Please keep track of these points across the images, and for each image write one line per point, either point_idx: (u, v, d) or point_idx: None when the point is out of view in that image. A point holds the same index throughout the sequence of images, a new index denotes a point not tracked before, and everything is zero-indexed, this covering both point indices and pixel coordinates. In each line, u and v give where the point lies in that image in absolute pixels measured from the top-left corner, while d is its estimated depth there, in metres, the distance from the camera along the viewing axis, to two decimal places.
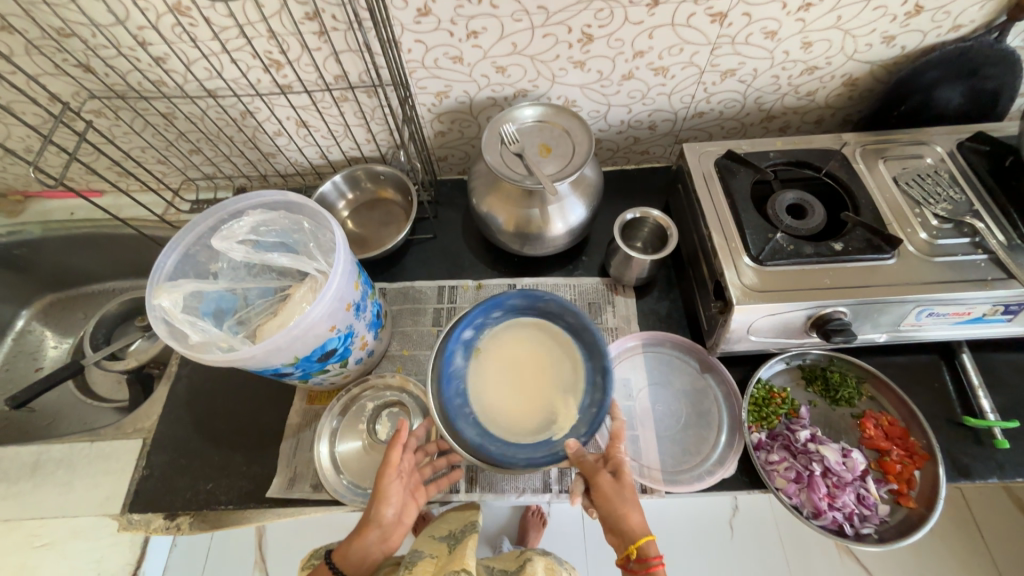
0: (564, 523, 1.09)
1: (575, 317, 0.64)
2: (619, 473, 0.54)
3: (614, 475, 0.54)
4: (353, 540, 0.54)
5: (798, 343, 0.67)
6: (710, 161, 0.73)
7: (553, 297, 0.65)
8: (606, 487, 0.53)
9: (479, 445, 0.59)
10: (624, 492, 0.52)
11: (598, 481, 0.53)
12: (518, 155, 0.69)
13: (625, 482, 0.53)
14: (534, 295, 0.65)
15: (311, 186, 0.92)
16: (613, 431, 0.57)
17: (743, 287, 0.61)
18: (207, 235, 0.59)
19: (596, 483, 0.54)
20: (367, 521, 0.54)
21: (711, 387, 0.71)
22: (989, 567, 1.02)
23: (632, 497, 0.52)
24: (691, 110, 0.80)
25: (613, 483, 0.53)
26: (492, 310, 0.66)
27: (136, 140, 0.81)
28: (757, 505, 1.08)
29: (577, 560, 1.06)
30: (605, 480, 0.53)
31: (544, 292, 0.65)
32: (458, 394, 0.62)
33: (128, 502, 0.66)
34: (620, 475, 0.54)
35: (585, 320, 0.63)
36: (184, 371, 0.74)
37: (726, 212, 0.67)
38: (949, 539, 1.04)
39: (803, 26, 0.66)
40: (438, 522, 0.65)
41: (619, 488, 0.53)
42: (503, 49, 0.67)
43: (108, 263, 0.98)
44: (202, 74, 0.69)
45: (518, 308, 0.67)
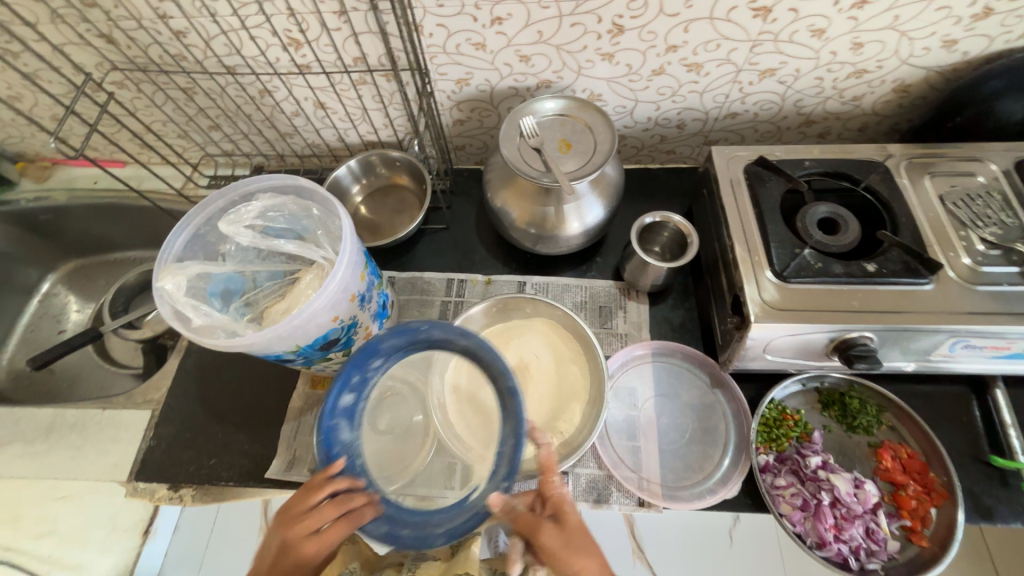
0: None
1: (465, 341, 0.56)
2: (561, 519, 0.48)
3: (559, 520, 0.48)
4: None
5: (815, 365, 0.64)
6: (740, 167, 0.69)
7: (435, 326, 0.56)
8: (553, 539, 0.47)
9: (391, 535, 0.50)
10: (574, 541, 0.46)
11: (543, 535, 0.47)
12: (536, 150, 0.67)
13: (571, 527, 0.47)
14: (410, 329, 0.57)
15: (327, 168, 0.91)
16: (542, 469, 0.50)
17: (762, 304, 0.58)
18: (217, 216, 0.59)
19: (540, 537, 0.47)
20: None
21: (720, 403, 0.68)
22: None
23: (580, 540, 0.47)
24: (724, 110, 0.75)
25: (562, 533, 0.47)
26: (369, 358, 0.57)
27: (157, 113, 0.81)
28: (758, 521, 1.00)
29: None
30: (551, 532, 0.47)
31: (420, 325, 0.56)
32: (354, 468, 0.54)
33: (135, 470, 0.68)
34: (564, 518, 0.48)
35: (476, 342, 0.55)
36: (193, 347, 0.76)
37: (752, 222, 0.64)
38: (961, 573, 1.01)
39: (855, 25, 0.61)
40: None
41: (567, 536, 0.47)
42: (528, 37, 0.64)
43: (129, 233, 1.00)
44: (221, 49, 0.68)
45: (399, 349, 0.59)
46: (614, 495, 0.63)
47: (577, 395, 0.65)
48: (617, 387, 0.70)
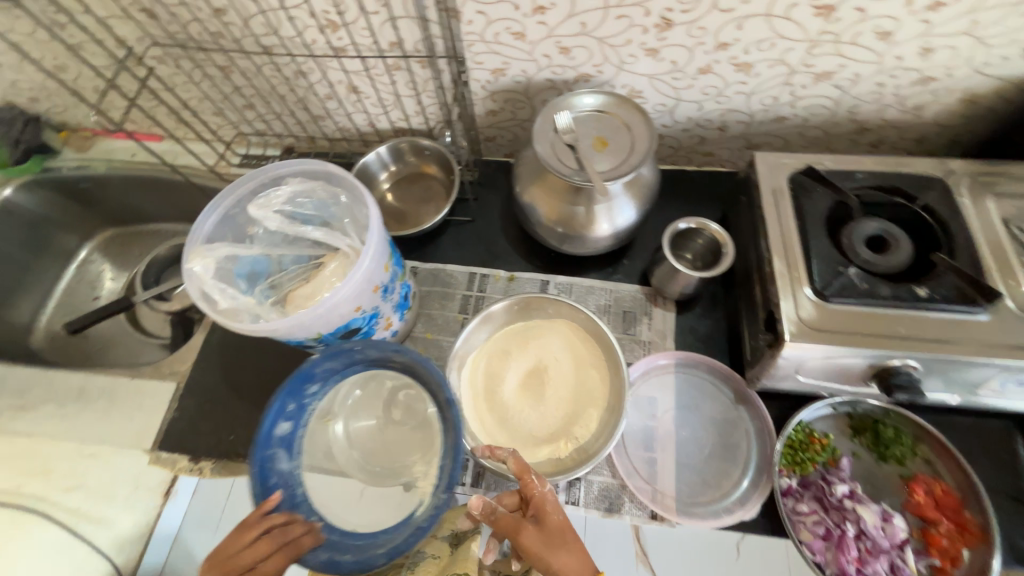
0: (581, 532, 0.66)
1: (400, 358, 0.58)
2: (540, 519, 0.49)
3: (540, 520, 0.49)
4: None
5: (840, 389, 0.62)
6: (784, 176, 0.65)
7: (370, 345, 0.58)
8: (534, 540, 0.47)
9: (332, 562, 0.53)
10: (551, 541, 0.47)
11: (521, 536, 0.47)
12: (570, 147, 0.65)
13: (553, 524, 0.48)
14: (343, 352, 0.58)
15: (356, 152, 0.91)
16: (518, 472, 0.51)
17: (799, 322, 0.55)
18: (247, 199, 0.59)
19: (519, 539, 0.47)
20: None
21: (743, 420, 0.66)
22: None
23: (561, 538, 0.48)
24: (771, 113, 0.71)
25: (544, 532, 0.48)
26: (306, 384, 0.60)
27: (194, 90, 0.82)
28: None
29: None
30: (533, 533, 0.48)
31: (349, 346, 0.58)
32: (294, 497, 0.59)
33: (159, 439, 0.70)
34: (544, 517, 0.49)
35: (410, 357, 0.57)
36: (219, 323, 0.77)
37: (794, 235, 0.60)
38: None
39: (926, 28, 0.56)
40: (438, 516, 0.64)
41: (550, 535, 0.48)
42: (570, 28, 0.62)
43: (162, 206, 1.01)
44: (259, 29, 0.68)
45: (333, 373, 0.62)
46: (627, 506, 0.62)
47: (595, 401, 0.64)
48: (636, 396, 0.68)
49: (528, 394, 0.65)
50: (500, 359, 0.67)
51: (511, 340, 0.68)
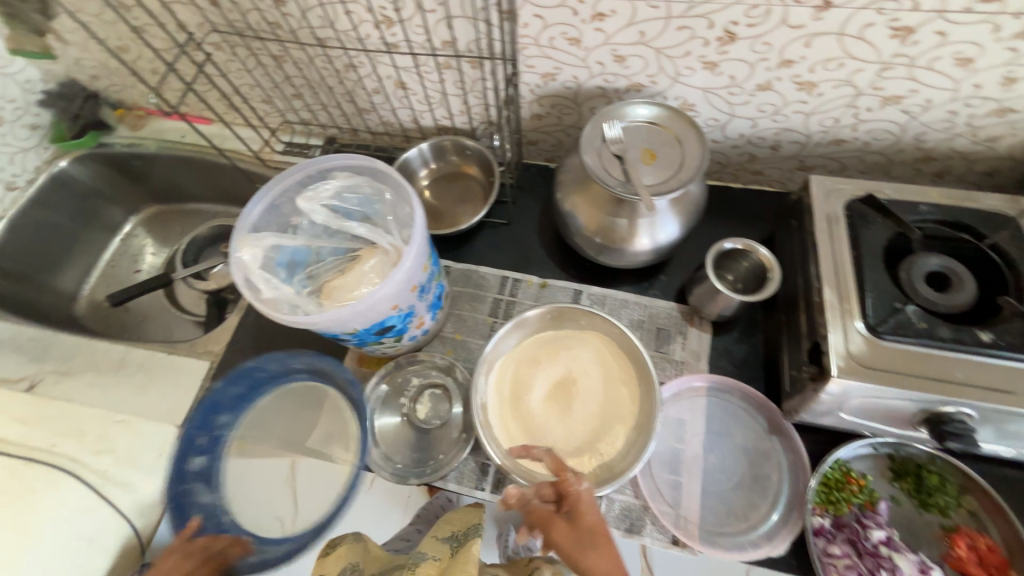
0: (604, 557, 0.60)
1: (301, 361, 0.70)
2: (574, 517, 0.46)
3: (571, 515, 0.47)
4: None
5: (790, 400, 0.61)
6: (841, 203, 0.62)
7: (270, 357, 0.70)
8: (562, 534, 0.45)
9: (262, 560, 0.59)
10: (580, 540, 0.44)
11: (550, 529, 0.46)
12: (618, 157, 0.63)
13: (584, 520, 0.46)
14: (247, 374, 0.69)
15: (397, 147, 0.91)
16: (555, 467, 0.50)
17: (847, 357, 0.53)
18: (293, 189, 0.60)
19: (548, 531, 0.46)
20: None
21: (775, 451, 0.64)
22: None
23: (592, 540, 0.44)
24: (829, 135, 0.68)
25: (574, 529, 0.45)
26: (216, 414, 0.68)
27: (246, 77, 0.83)
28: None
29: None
30: (563, 527, 0.46)
31: (254, 366, 0.69)
32: (218, 523, 0.62)
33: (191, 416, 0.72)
34: (576, 513, 0.47)
35: (310, 358, 0.69)
36: (254, 308, 0.79)
37: (848, 265, 0.58)
38: None
39: (1012, 57, 0.53)
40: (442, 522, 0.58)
41: (580, 532, 0.45)
42: (627, 37, 0.60)
43: (206, 187, 1.04)
44: (315, 21, 0.69)
45: (240, 401, 0.70)
46: (648, 528, 0.60)
47: (624, 419, 0.62)
48: (665, 417, 0.66)
49: (556, 405, 0.64)
50: (529, 367, 0.66)
51: (542, 349, 0.67)
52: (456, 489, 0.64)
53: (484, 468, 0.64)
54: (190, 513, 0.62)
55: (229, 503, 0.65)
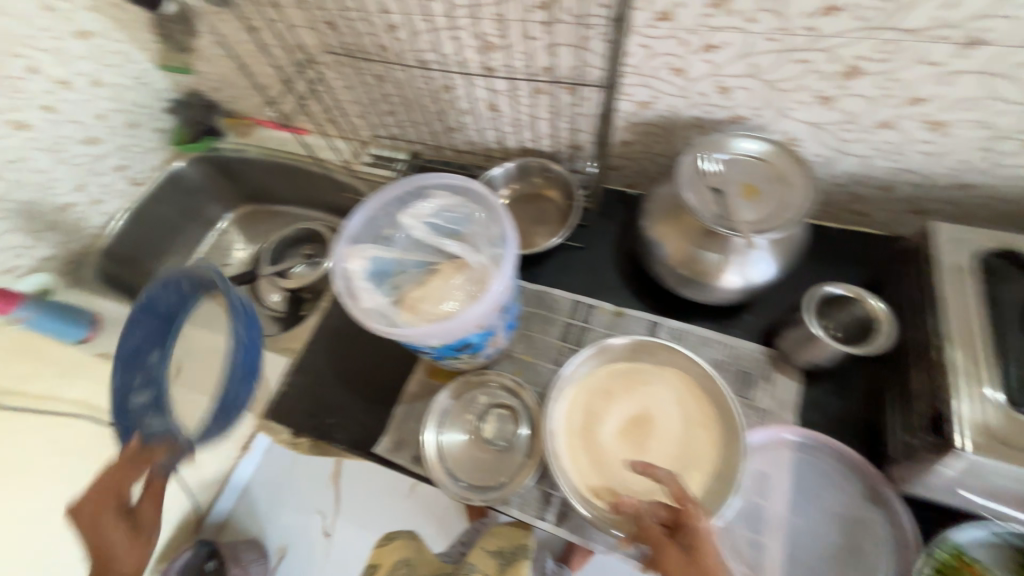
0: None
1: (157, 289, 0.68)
2: (693, 550, 0.46)
3: (685, 544, 0.47)
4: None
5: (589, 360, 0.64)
6: (971, 255, 0.56)
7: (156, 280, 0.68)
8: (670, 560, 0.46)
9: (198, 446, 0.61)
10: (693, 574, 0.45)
11: (663, 553, 0.47)
12: (716, 191, 0.61)
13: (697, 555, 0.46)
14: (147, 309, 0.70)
15: (478, 166, 0.93)
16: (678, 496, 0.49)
17: (978, 427, 0.47)
18: (391, 204, 0.62)
19: (662, 555, 0.47)
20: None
21: (876, 523, 0.56)
22: None
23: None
24: (954, 179, 0.63)
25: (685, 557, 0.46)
26: (144, 352, 0.72)
27: (348, 94, 0.89)
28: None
29: None
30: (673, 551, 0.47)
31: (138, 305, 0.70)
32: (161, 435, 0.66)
33: (269, 409, 0.75)
34: (690, 543, 0.47)
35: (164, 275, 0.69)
36: (333, 310, 0.82)
37: (981, 326, 0.52)
38: None
39: None
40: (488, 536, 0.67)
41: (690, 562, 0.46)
42: (737, 69, 0.59)
43: (295, 193, 1.11)
44: (422, 45, 0.72)
45: (161, 336, 0.73)
46: None
47: (702, 466, 0.58)
48: (750, 468, 0.60)
49: (629, 442, 0.61)
50: (602, 399, 0.64)
51: (616, 381, 0.64)
52: (517, 514, 0.62)
53: (548, 497, 0.62)
54: (134, 432, 0.66)
55: (180, 425, 0.67)
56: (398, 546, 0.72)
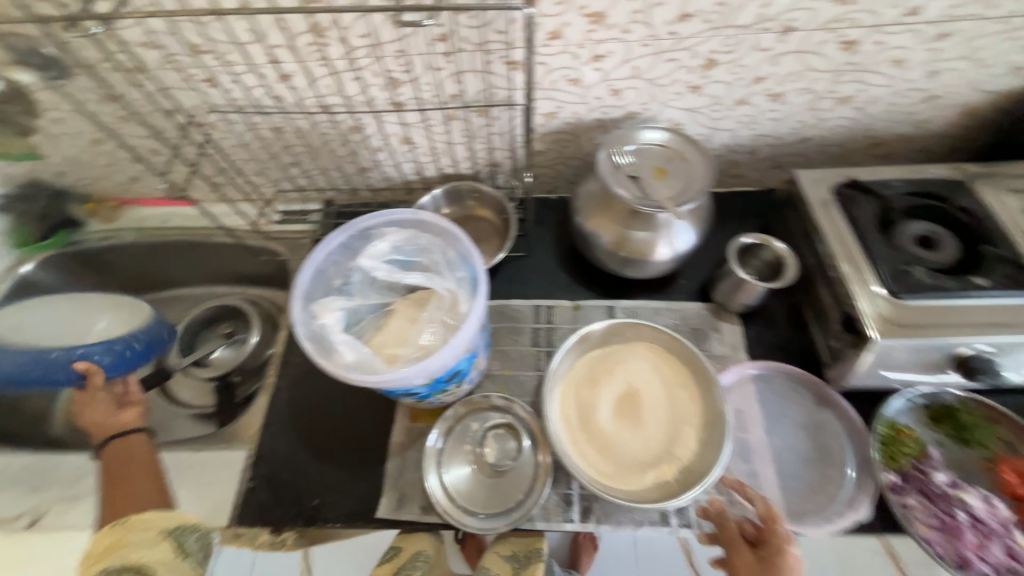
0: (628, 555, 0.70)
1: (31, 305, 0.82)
2: (766, 557, 0.54)
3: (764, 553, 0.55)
4: (112, 557, 0.50)
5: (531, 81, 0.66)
6: (827, 189, 0.71)
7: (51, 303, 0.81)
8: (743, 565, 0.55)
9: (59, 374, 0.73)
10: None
11: (739, 554, 0.56)
12: (633, 178, 0.69)
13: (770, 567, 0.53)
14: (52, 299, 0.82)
15: (399, 201, 0.92)
16: (768, 513, 0.56)
17: (878, 318, 0.59)
18: (337, 252, 0.61)
19: (736, 557, 0.56)
20: (153, 479, 0.60)
21: (830, 421, 0.67)
22: None
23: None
24: (797, 135, 0.78)
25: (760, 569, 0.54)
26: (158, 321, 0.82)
27: (241, 152, 0.82)
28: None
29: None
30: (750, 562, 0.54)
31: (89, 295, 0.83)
32: (122, 352, 0.75)
33: (235, 514, 0.65)
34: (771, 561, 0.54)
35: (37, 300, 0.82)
36: (283, 384, 0.74)
37: (853, 241, 0.65)
38: None
39: (933, 56, 0.65)
40: (510, 538, 0.65)
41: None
42: (623, 73, 0.67)
43: (190, 272, 0.98)
44: (323, 90, 0.71)
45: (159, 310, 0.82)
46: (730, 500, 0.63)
47: (691, 420, 0.65)
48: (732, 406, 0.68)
49: (624, 419, 0.65)
50: (589, 388, 0.68)
51: (595, 368, 0.69)
52: (547, 524, 0.62)
53: (568, 498, 0.64)
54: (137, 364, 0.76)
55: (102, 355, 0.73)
56: (422, 537, 0.66)
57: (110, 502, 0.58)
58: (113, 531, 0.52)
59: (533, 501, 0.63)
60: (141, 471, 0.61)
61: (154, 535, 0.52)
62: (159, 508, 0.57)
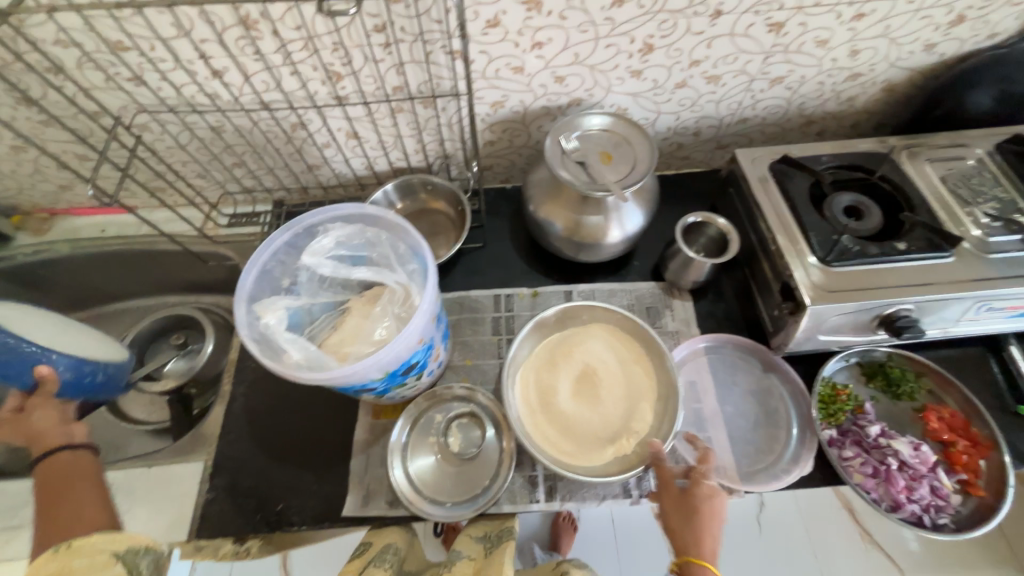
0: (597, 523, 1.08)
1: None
2: (692, 496, 0.54)
3: (691, 490, 0.55)
4: None
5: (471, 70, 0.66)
6: (765, 166, 0.74)
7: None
8: (668, 501, 0.55)
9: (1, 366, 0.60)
10: (689, 514, 0.53)
11: (668, 494, 0.56)
12: (580, 164, 0.70)
13: (693, 503, 0.54)
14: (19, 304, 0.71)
15: (352, 197, 0.90)
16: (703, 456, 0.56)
17: (812, 287, 0.62)
18: (282, 251, 0.59)
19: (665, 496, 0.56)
20: (99, 491, 0.55)
21: (776, 386, 0.71)
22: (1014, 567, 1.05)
23: (698, 515, 0.53)
24: (737, 116, 0.81)
25: (685, 504, 0.54)
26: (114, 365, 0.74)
27: (179, 154, 0.79)
28: (781, 502, 1.09)
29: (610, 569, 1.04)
30: (676, 499, 0.55)
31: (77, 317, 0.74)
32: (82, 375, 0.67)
33: (193, 528, 0.63)
34: (695, 497, 0.54)
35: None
36: (239, 391, 0.72)
37: (788, 215, 0.68)
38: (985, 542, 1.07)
39: (853, 35, 0.69)
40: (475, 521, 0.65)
41: (686, 513, 0.54)
42: (565, 59, 0.68)
43: (135, 282, 0.93)
44: (260, 86, 0.68)
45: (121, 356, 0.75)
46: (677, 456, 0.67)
47: (646, 395, 0.67)
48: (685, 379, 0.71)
49: (584, 398, 0.67)
50: (548, 371, 0.69)
51: (554, 351, 0.71)
52: (513, 507, 0.64)
53: (533, 480, 0.66)
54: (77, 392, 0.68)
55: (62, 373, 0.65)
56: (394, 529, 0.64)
57: (43, 522, 0.51)
58: (53, 557, 0.45)
59: (499, 486, 0.64)
60: (85, 482, 0.55)
61: (105, 561, 0.46)
62: (109, 524, 0.52)
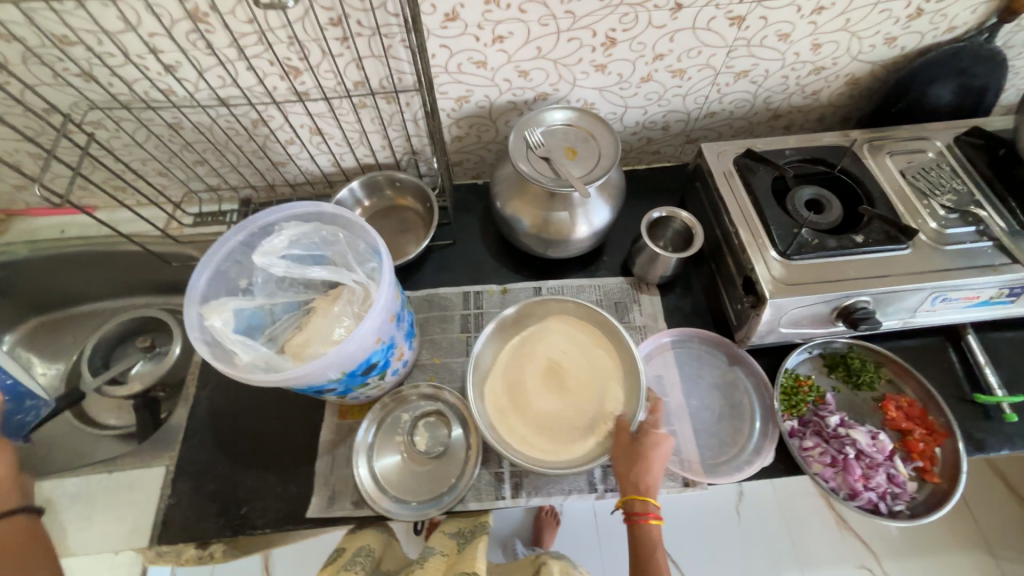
0: (578, 514, 1.09)
1: None
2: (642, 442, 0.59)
3: (640, 437, 0.59)
4: None
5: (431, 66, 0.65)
6: (729, 160, 0.74)
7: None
8: (619, 447, 0.60)
9: None
10: (639, 458, 0.58)
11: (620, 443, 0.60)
12: (545, 159, 0.69)
13: (643, 448, 0.58)
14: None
15: (321, 195, 0.88)
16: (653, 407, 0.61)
17: (772, 281, 0.63)
18: (238, 251, 0.59)
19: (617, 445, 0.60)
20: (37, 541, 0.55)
21: (740, 378, 0.72)
22: (982, 548, 1.08)
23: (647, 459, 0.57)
24: (704, 110, 0.81)
25: (633, 450, 0.59)
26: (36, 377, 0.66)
27: (137, 152, 0.77)
28: (760, 495, 1.12)
29: (591, 563, 1.04)
30: (626, 446, 0.59)
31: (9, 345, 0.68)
32: None
33: (155, 534, 0.63)
34: (644, 443, 0.58)
35: None
36: (204, 394, 0.71)
37: (750, 209, 0.69)
38: (954, 525, 1.10)
39: (814, 29, 0.69)
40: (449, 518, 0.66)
41: (635, 457, 0.58)
42: (527, 53, 0.68)
43: (99, 284, 0.91)
44: (216, 81, 0.67)
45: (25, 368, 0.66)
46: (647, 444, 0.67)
47: (612, 375, 0.68)
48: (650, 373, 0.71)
49: (549, 391, 0.68)
50: (514, 367, 0.69)
51: (520, 348, 0.71)
52: (479, 504, 0.64)
53: (500, 476, 0.66)
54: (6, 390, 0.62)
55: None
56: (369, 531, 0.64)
57: None
58: None
59: (464, 484, 0.64)
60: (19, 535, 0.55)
61: None
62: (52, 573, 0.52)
